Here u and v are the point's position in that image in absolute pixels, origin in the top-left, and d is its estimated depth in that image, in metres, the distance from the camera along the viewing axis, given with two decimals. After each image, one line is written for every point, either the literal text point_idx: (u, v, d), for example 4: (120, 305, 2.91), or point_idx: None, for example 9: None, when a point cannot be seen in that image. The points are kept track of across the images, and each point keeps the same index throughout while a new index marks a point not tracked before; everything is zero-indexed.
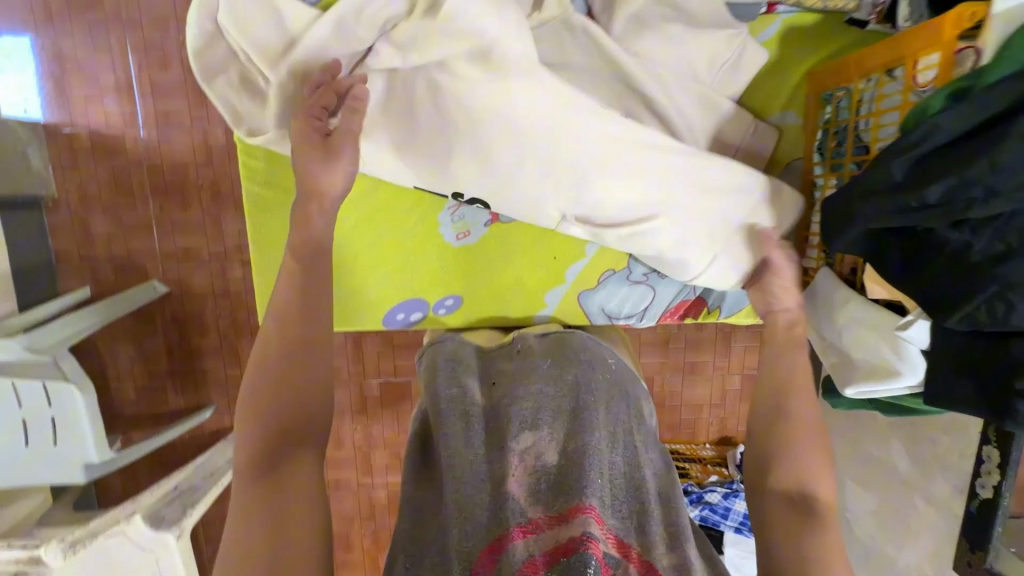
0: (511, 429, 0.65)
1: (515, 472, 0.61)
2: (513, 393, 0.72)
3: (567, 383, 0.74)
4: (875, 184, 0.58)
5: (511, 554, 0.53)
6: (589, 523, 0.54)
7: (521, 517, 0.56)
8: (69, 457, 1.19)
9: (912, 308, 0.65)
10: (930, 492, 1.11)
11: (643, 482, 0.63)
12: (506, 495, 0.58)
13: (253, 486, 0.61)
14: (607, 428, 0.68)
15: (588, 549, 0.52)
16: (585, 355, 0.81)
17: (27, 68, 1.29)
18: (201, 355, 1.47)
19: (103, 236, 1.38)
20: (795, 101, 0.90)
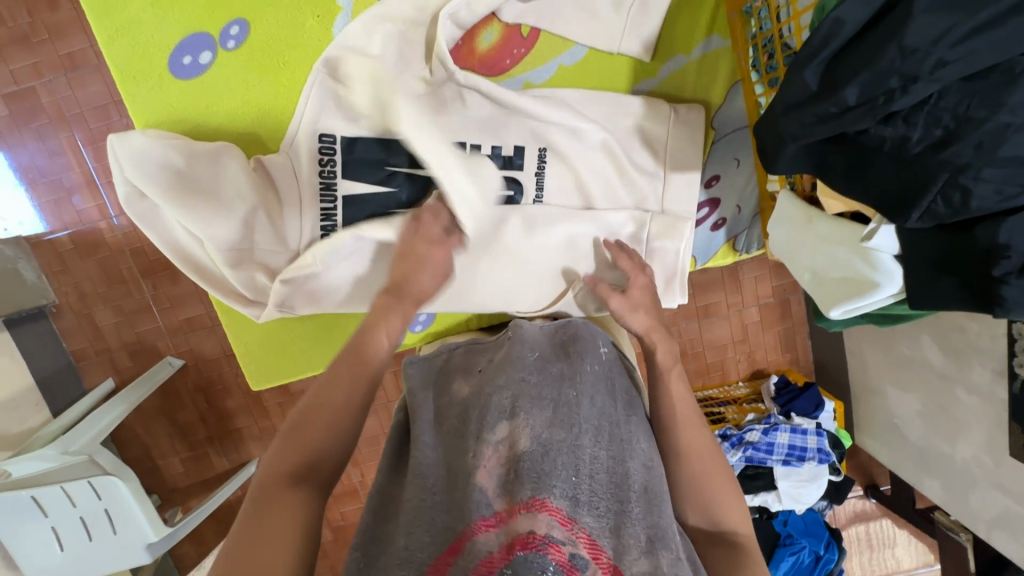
0: (491, 420, 0.67)
1: (487, 462, 0.62)
2: (497, 385, 0.74)
3: (552, 376, 0.75)
4: (794, 100, 0.54)
5: (471, 549, 0.54)
6: (550, 522, 0.55)
7: (486, 508, 0.57)
8: (130, 541, 1.24)
9: (873, 215, 0.61)
10: (969, 381, 1.06)
11: (624, 482, 0.63)
12: (474, 486, 0.59)
13: (251, 510, 0.58)
14: (589, 423, 0.68)
15: (547, 554, 0.52)
16: (579, 348, 0.81)
17: (10, 182, 1.31)
18: (233, 417, 1.51)
19: (110, 327, 1.41)
20: (718, 22, 0.83)
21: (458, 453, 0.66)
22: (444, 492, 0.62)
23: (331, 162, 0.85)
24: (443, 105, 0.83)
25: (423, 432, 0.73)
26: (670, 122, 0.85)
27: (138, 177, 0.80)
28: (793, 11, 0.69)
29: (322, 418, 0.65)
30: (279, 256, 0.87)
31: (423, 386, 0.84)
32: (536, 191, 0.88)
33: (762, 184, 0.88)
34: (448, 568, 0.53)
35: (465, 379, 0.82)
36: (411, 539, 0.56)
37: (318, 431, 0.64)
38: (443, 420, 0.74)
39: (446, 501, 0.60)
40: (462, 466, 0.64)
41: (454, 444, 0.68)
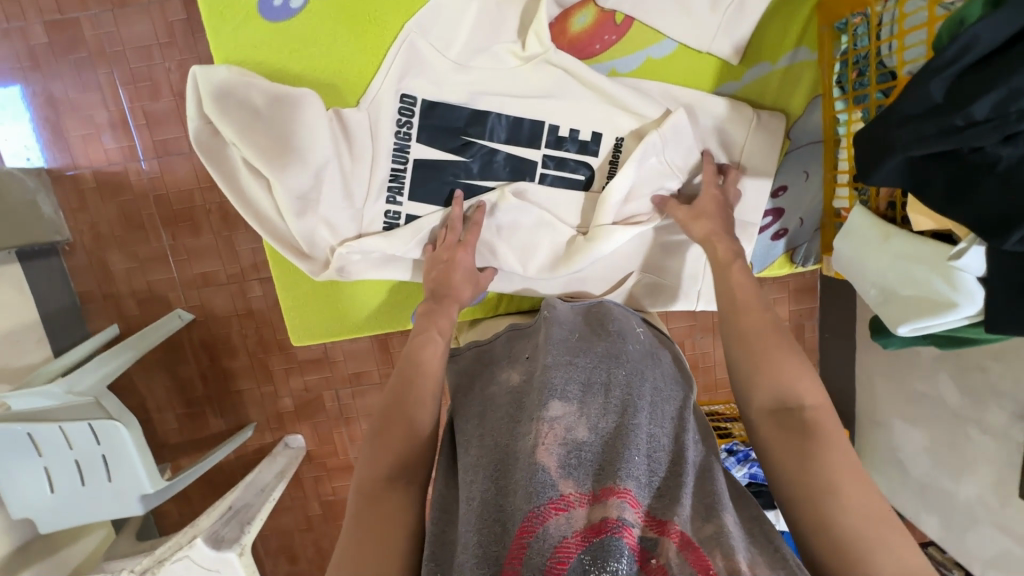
0: (543, 399, 0.63)
1: (546, 440, 0.58)
2: (543, 363, 0.69)
3: (598, 356, 0.71)
4: (914, 110, 0.55)
5: (543, 535, 0.51)
6: (622, 506, 0.52)
7: (552, 491, 0.54)
8: (124, 491, 1.18)
9: (964, 235, 0.63)
10: (984, 421, 1.05)
11: (681, 459, 0.61)
12: (535, 468, 0.56)
13: (358, 517, 0.62)
14: (642, 404, 0.66)
15: (622, 536, 0.50)
16: (616, 325, 0.78)
17: (22, 118, 1.27)
18: (234, 377, 1.46)
19: (122, 272, 1.36)
20: (807, 35, 0.85)
21: (511, 437, 0.62)
22: (502, 480, 0.59)
23: (408, 124, 0.85)
24: (529, 82, 0.84)
25: (473, 425, 0.69)
26: (751, 126, 0.86)
27: (217, 115, 0.79)
28: (897, 28, 0.69)
29: (401, 431, 0.69)
30: (343, 211, 0.86)
31: (467, 382, 0.80)
32: (606, 179, 0.89)
33: (828, 200, 0.90)
34: (522, 555, 0.50)
35: (510, 365, 0.76)
36: (484, 537, 0.54)
37: (400, 440, 0.68)
38: (491, 405, 0.70)
39: (507, 488, 0.57)
40: (517, 450, 0.60)
41: (504, 428, 0.65)
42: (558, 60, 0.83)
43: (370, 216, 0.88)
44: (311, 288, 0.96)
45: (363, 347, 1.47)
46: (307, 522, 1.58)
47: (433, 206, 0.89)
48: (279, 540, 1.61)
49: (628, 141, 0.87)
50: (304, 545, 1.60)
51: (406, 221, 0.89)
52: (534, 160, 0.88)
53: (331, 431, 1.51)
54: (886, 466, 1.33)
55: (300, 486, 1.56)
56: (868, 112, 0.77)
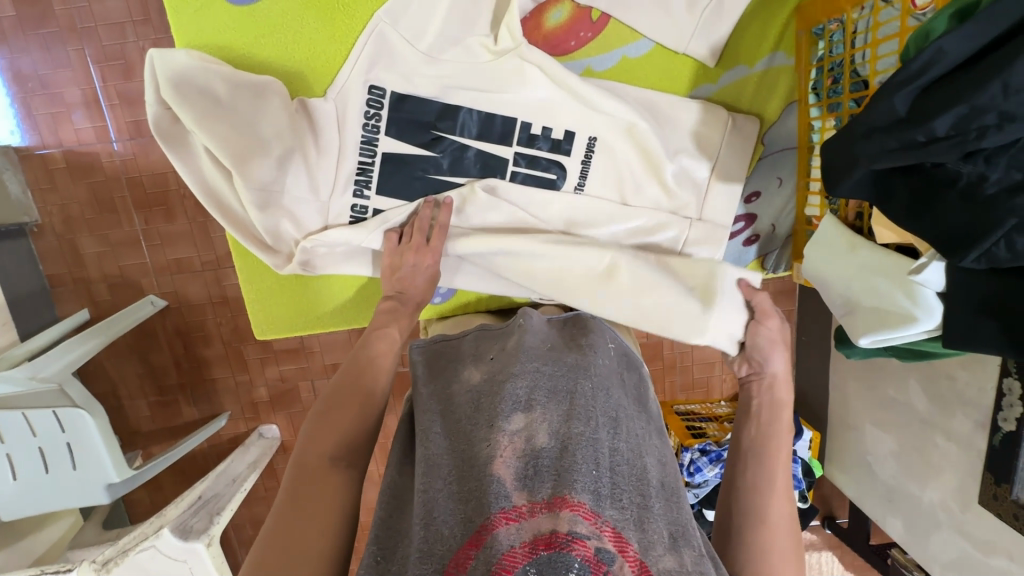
0: (505, 407, 0.62)
1: (503, 452, 0.57)
2: (508, 369, 0.68)
3: (566, 365, 0.69)
4: (879, 123, 0.54)
5: (492, 545, 0.50)
6: (575, 519, 0.51)
7: (505, 501, 0.52)
8: (88, 479, 1.14)
9: (926, 250, 0.62)
10: (949, 429, 1.06)
11: (644, 477, 0.60)
12: (490, 478, 0.54)
13: (291, 495, 0.59)
14: (605, 415, 0.65)
15: (571, 551, 0.49)
16: (587, 336, 0.77)
17: None
18: (208, 365, 1.44)
19: (93, 256, 1.33)
20: (785, 39, 0.84)
21: (467, 441, 0.61)
22: (457, 481, 0.57)
23: (377, 116, 0.83)
24: (502, 77, 0.82)
25: (431, 418, 0.67)
26: (725, 130, 0.85)
27: (174, 102, 0.76)
28: (871, 37, 0.69)
29: (351, 414, 0.66)
30: (307, 204, 0.84)
31: (427, 377, 0.78)
32: (578, 180, 0.88)
33: (800, 207, 0.89)
34: (467, 563, 0.50)
35: (473, 364, 0.75)
36: (431, 533, 0.53)
37: (348, 422, 0.65)
38: (451, 404, 0.69)
39: (461, 492, 0.56)
40: (474, 454, 0.58)
41: (461, 428, 0.63)
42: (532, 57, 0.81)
43: (336, 211, 0.86)
44: (280, 281, 0.94)
45: (340, 339, 1.45)
46: None
47: (401, 201, 0.87)
48: (253, 529, 1.60)
49: (601, 141, 0.86)
50: None
51: (374, 215, 0.87)
52: (506, 158, 0.86)
53: (306, 422, 1.50)
54: (856, 469, 1.34)
55: (273, 476, 1.54)
56: (841, 120, 0.77)
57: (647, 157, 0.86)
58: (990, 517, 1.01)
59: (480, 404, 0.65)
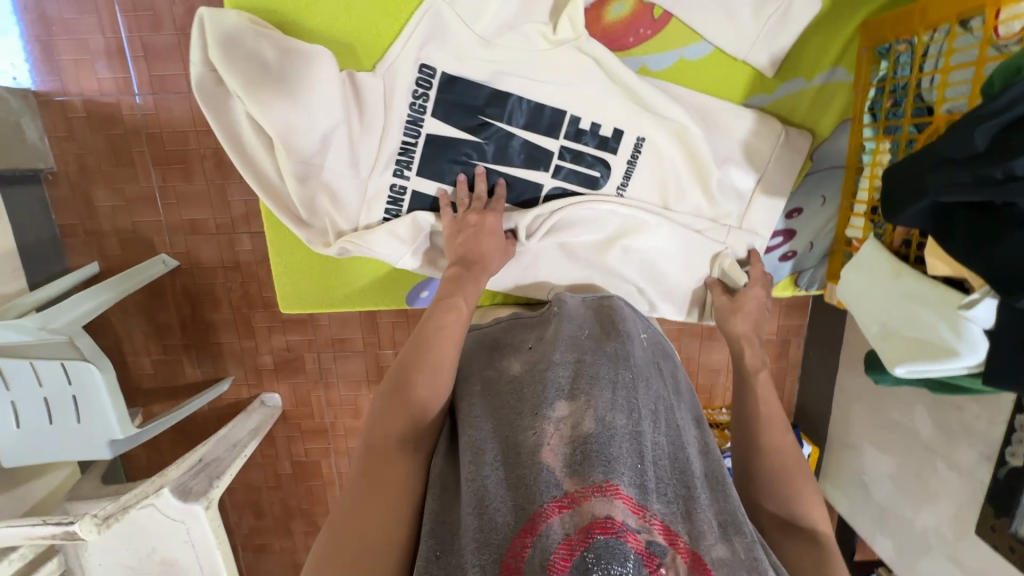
0: (549, 397, 0.62)
1: (550, 441, 0.57)
2: (550, 357, 0.68)
3: (606, 354, 0.69)
4: (953, 155, 0.54)
5: (546, 535, 0.49)
6: (626, 508, 0.51)
7: (556, 490, 0.52)
8: (93, 432, 1.10)
9: (978, 286, 0.62)
10: (953, 458, 1.05)
11: (688, 469, 0.61)
12: (539, 468, 0.54)
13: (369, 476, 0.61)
14: (647, 407, 0.65)
15: (626, 541, 0.49)
16: (624, 325, 0.76)
17: (11, 33, 1.19)
18: (215, 329, 1.41)
19: (107, 208, 1.30)
20: (846, 56, 0.82)
21: (512, 429, 0.61)
22: (505, 469, 0.57)
23: (425, 96, 0.81)
24: (556, 67, 0.80)
25: (471, 406, 0.67)
26: (776, 143, 0.84)
27: (222, 65, 0.74)
28: (943, 63, 0.67)
29: (420, 389, 0.67)
30: (348, 180, 0.83)
31: (469, 360, 0.77)
32: (621, 180, 0.86)
33: (842, 227, 0.88)
34: (525, 553, 0.49)
35: (513, 353, 0.74)
36: (484, 521, 0.52)
37: (414, 407, 0.66)
38: (493, 389, 0.69)
39: (510, 478, 0.56)
40: (521, 443, 0.58)
41: (505, 416, 0.63)
42: (588, 53, 0.80)
43: (375, 189, 0.84)
44: (309, 258, 0.93)
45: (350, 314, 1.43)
46: (276, 480, 1.56)
47: (443, 186, 0.86)
48: (247, 496, 1.59)
49: (648, 142, 0.84)
50: (271, 502, 1.57)
51: (410, 198, 0.86)
52: (550, 150, 0.85)
53: (308, 393, 1.47)
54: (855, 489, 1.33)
55: (272, 444, 1.52)
56: (897, 144, 0.75)
57: (695, 163, 0.84)
58: (984, 547, 1.00)
59: (522, 393, 0.65)
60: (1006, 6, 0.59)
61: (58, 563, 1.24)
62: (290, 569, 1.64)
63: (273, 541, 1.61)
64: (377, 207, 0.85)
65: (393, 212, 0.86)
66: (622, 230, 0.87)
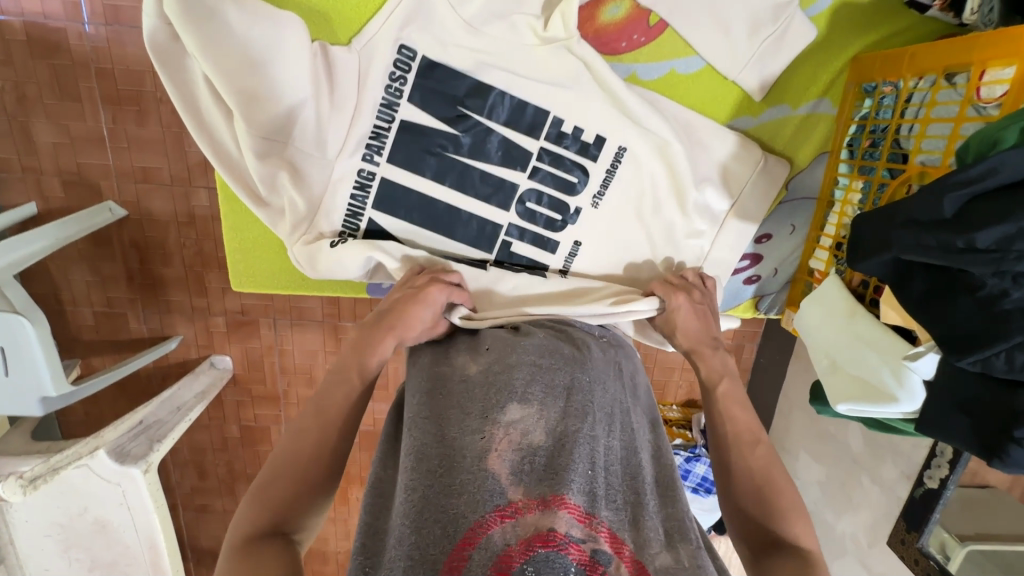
0: (500, 401, 0.60)
1: (499, 446, 0.56)
2: (506, 360, 0.66)
3: (563, 358, 0.69)
4: (920, 217, 0.54)
5: (485, 546, 0.48)
6: (570, 519, 0.50)
7: (500, 498, 0.51)
8: (23, 387, 1.00)
9: (925, 338, 0.64)
10: (876, 473, 1.07)
11: (638, 474, 0.61)
12: (486, 474, 0.53)
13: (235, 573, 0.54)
14: (602, 411, 0.65)
15: (568, 553, 0.48)
16: (580, 333, 0.76)
17: None
18: (164, 285, 1.31)
19: (49, 145, 1.16)
20: (833, 88, 0.82)
21: (461, 432, 0.59)
22: (449, 475, 0.55)
23: (402, 79, 0.77)
24: (545, 65, 0.77)
25: (419, 400, 0.64)
26: (755, 170, 0.84)
27: (182, 25, 0.68)
28: (923, 113, 0.68)
29: (285, 479, 0.62)
30: (312, 160, 0.78)
31: (424, 351, 0.75)
32: (598, 188, 0.84)
33: (806, 258, 0.90)
34: (463, 565, 0.47)
35: (468, 352, 0.72)
36: (422, 532, 0.49)
37: (281, 495, 0.61)
38: (442, 386, 0.66)
39: (452, 483, 0.54)
40: (467, 446, 0.57)
41: (453, 417, 0.61)
42: (579, 55, 0.76)
43: (341, 171, 0.79)
44: (272, 238, 0.89)
45: None
46: (222, 442, 1.52)
47: (413, 175, 0.81)
48: (190, 456, 1.54)
49: (630, 153, 0.82)
50: (216, 463, 1.54)
51: (378, 184, 0.81)
52: (529, 150, 0.82)
53: (262, 358, 1.42)
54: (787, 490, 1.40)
55: (220, 407, 1.47)
56: (869, 185, 0.76)
57: (675, 179, 0.83)
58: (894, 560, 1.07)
59: (473, 395, 0.62)
60: (992, 69, 0.59)
61: None
62: None
63: (215, 501, 1.58)
64: (343, 190, 0.80)
65: (353, 224, 0.82)
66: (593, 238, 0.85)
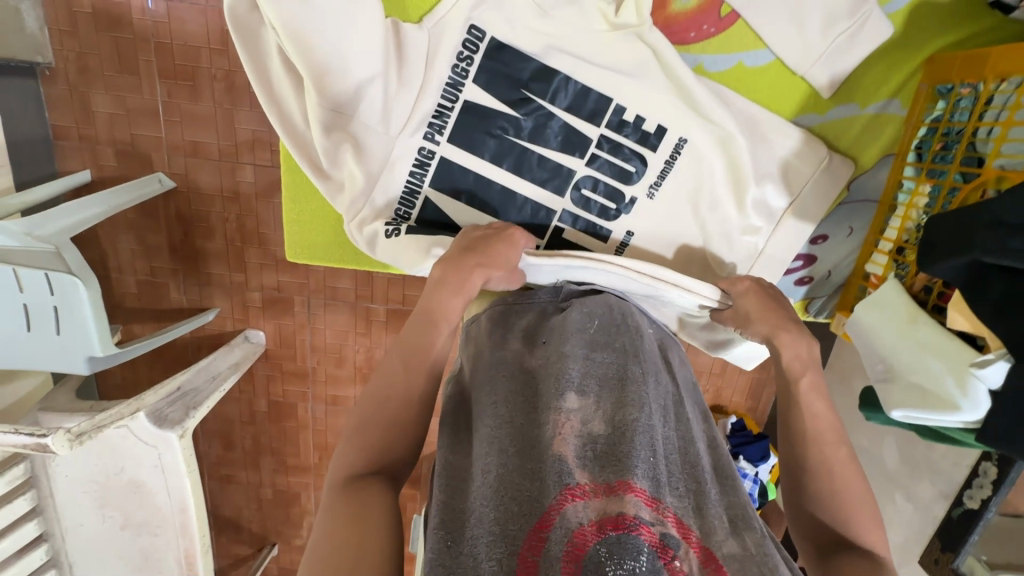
0: (560, 387, 0.60)
1: (563, 431, 0.56)
2: (561, 349, 0.67)
3: (615, 350, 0.69)
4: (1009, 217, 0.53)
5: (560, 526, 0.49)
6: (639, 503, 0.51)
7: (570, 479, 0.52)
8: (74, 344, 1.03)
9: (995, 347, 0.62)
10: (912, 490, 1.04)
11: (697, 463, 0.61)
12: (553, 457, 0.54)
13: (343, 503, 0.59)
14: (658, 402, 0.65)
15: (639, 534, 0.49)
16: (632, 322, 0.76)
17: None
18: (206, 258, 1.35)
19: (106, 116, 1.20)
20: (904, 89, 0.80)
21: (524, 419, 0.60)
22: (517, 459, 0.56)
23: (469, 60, 0.77)
24: (612, 52, 0.77)
25: (484, 387, 0.65)
26: (818, 168, 0.82)
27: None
28: (1006, 116, 0.66)
29: (383, 424, 0.65)
30: (376, 135, 0.79)
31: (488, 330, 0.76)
32: (655, 179, 0.84)
33: (861, 262, 0.88)
34: (542, 546, 0.48)
35: (523, 340, 0.72)
36: (502, 511, 0.51)
37: (378, 436, 0.65)
38: (500, 374, 0.67)
39: (522, 467, 0.55)
40: (533, 433, 0.58)
41: (516, 404, 0.61)
42: (647, 44, 0.76)
43: (402, 148, 0.81)
44: (325, 210, 0.90)
45: None
46: (250, 415, 1.55)
47: (473, 156, 0.82)
48: (218, 426, 1.58)
49: (690, 145, 0.82)
50: (242, 436, 1.57)
51: (438, 163, 0.82)
52: (588, 137, 0.82)
53: (294, 335, 1.45)
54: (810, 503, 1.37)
55: (251, 380, 1.50)
56: (939, 190, 0.74)
57: (734, 174, 0.82)
58: None
59: (533, 384, 0.64)
60: None
61: (24, 470, 1.18)
62: (253, 501, 1.65)
63: (239, 472, 1.62)
64: (402, 167, 0.82)
65: (405, 210, 0.85)
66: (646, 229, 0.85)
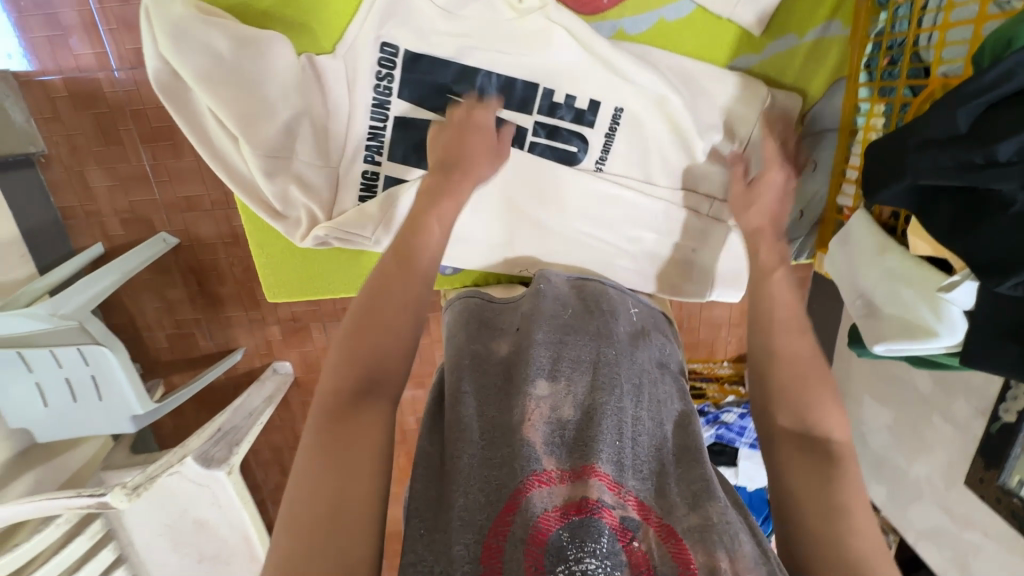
0: (530, 375, 0.63)
1: (532, 418, 0.58)
2: (533, 338, 0.68)
3: (588, 334, 0.70)
4: (935, 136, 0.51)
5: (526, 510, 0.51)
6: (601, 487, 0.53)
7: (537, 465, 0.54)
8: (113, 406, 1.10)
9: (960, 267, 0.59)
10: (949, 411, 0.94)
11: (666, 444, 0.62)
12: (523, 443, 0.56)
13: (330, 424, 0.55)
14: (630, 383, 0.66)
15: (601, 518, 0.50)
16: (607, 305, 0.76)
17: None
18: (221, 304, 1.39)
19: (104, 188, 1.22)
20: (841, 9, 0.76)
21: (499, 409, 0.62)
22: (489, 446, 0.57)
23: (389, 77, 0.78)
24: (528, 38, 0.76)
25: (461, 376, 0.66)
26: (761, 109, 0.79)
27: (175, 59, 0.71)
28: (941, 18, 0.61)
29: (383, 336, 0.60)
30: (317, 169, 0.80)
31: (458, 330, 0.75)
32: (600, 155, 0.83)
33: (833, 195, 0.84)
34: (506, 530, 0.50)
35: (502, 332, 0.74)
36: (469, 498, 0.53)
37: (381, 350, 0.60)
38: (479, 365, 0.68)
39: (494, 456, 0.56)
40: (506, 422, 0.59)
41: (493, 396, 0.63)
42: (561, 22, 0.75)
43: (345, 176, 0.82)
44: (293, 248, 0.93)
45: None
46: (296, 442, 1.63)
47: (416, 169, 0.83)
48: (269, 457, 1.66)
49: (627, 113, 0.80)
50: None
51: (383, 183, 0.83)
52: (525, 127, 0.81)
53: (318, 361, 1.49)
54: None
55: (288, 410, 1.57)
56: (891, 108, 0.70)
57: (677, 133, 0.80)
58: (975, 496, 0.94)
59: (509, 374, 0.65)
60: None
61: (102, 524, 1.27)
62: None
63: None
64: (350, 193, 0.83)
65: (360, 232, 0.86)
66: (603, 209, 0.84)
